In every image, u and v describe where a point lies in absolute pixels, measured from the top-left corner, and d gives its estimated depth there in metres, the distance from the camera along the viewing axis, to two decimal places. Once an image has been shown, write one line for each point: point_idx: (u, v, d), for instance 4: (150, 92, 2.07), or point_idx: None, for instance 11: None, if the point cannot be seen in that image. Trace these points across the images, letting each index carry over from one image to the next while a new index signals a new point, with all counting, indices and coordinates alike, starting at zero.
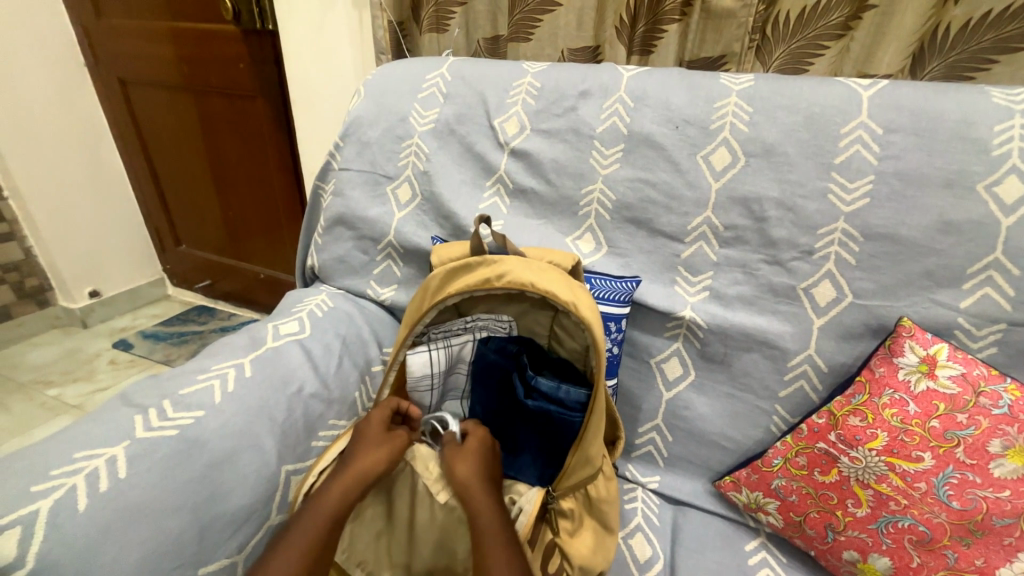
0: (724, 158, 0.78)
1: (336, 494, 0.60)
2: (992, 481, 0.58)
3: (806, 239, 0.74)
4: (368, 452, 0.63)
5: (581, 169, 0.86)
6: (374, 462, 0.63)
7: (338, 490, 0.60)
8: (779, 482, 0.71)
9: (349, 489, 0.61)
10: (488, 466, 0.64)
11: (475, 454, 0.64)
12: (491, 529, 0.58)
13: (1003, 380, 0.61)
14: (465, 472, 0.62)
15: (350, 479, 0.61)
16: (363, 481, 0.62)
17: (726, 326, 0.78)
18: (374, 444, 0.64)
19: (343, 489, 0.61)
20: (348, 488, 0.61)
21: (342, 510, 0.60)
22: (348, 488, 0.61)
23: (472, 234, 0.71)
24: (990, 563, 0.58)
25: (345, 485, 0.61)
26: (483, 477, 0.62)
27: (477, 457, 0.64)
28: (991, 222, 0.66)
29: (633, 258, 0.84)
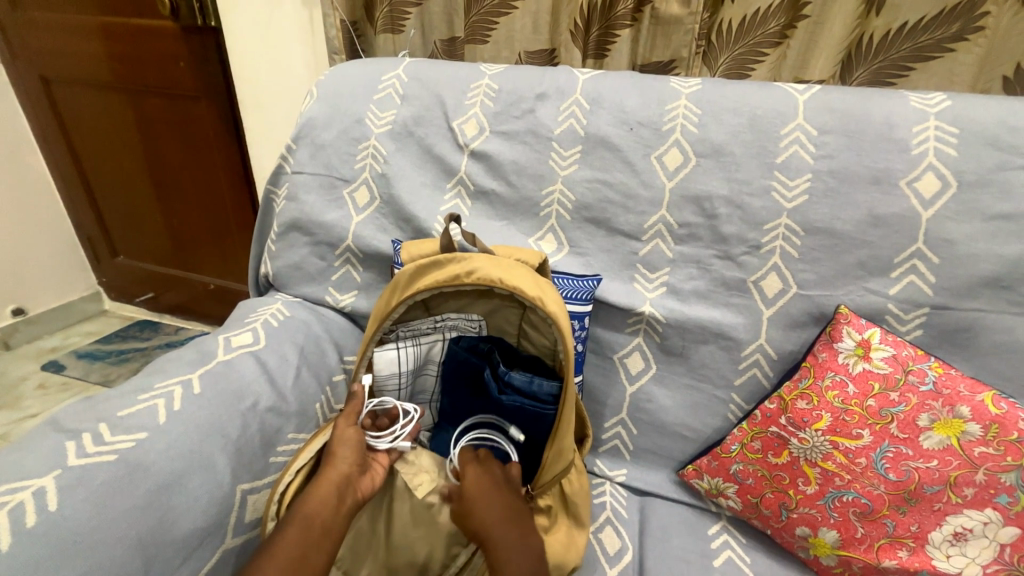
0: (676, 159, 0.82)
1: (316, 498, 0.57)
2: (923, 452, 0.63)
3: (754, 234, 0.78)
4: (342, 452, 0.62)
5: (540, 170, 0.87)
6: (347, 460, 0.61)
7: (317, 493, 0.58)
8: (737, 466, 0.75)
9: (328, 493, 0.58)
10: (484, 503, 0.60)
11: (463, 499, 0.61)
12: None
13: (928, 359, 0.66)
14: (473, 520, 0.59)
15: (323, 490, 0.58)
16: (341, 485, 0.59)
17: (683, 320, 0.81)
18: (342, 444, 0.62)
19: (326, 490, 0.58)
20: (330, 490, 0.58)
21: (327, 513, 0.57)
22: (327, 491, 0.58)
23: (443, 232, 0.70)
24: (923, 528, 0.63)
25: (325, 488, 0.58)
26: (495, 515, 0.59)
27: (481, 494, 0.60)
28: (913, 215, 0.72)
29: (593, 257, 0.86)
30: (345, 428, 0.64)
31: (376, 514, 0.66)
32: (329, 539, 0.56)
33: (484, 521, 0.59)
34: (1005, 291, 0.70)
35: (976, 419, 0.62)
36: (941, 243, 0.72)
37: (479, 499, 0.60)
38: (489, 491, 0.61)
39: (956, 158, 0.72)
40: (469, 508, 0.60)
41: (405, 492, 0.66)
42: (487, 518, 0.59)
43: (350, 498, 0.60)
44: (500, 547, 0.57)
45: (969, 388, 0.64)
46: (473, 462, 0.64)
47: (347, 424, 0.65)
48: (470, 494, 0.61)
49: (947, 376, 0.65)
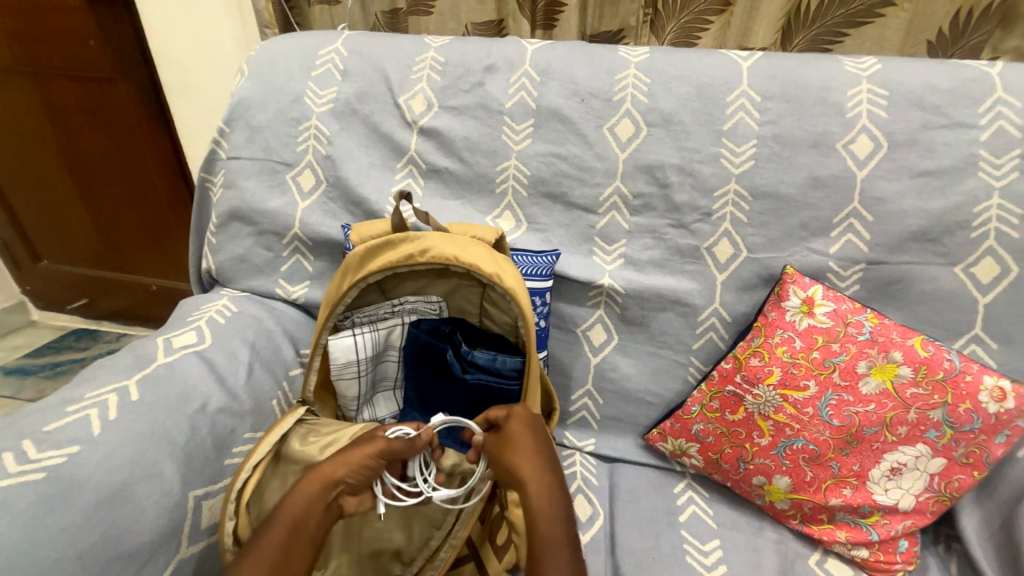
0: (628, 129, 0.82)
1: (302, 502, 0.54)
2: (863, 397, 0.68)
3: (705, 201, 0.80)
4: (343, 466, 0.56)
5: (492, 145, 0.85)
6: (349, 480, 0.56)
7: (302, 495, 0.54)
8: (698, 426, 0.78)
9: (314, 495, 0.54)
10: (523, 436, 0.56)
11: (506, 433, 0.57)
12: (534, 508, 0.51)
13: (864, 311, 0.71)
14: (520, 458, 0.54)
15: (304, 500, 0.54)
16: (329, 495, 0.55)
17: (641, 290, 0.82)
18: (345, 459, 0.57)
19: (313, 496, 0.54)
20: (321, 494, 0.55)
21: (313, 521, 0.53)
22: (310, 501, 0.54)
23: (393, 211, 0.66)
24: (864, 468, 0.68)
25: (313, 492, 0.54)
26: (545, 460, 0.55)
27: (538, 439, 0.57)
28: (849, 176, 0.76)
29: (552, 233, 0.85)
30: (361, 450, 0.57)
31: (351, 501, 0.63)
32: (312, 550, 0.53)
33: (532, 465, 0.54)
34: (930, 244, 0.75)
35: (906, 361, 0.67)
36: (874, 202, 0.76)
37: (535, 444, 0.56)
38: (526, 428, 0.57)
39: (886, 120, 0.76)
40: (518, 446, 0.55)
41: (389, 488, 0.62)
42: (534, 463, 0.54)
43: (333, 508, 0.56)
44: (527, 488, 0.52)
45: (900, 334, 0.69)
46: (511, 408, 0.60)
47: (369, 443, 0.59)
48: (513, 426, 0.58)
49: (881, 325, 0.69)
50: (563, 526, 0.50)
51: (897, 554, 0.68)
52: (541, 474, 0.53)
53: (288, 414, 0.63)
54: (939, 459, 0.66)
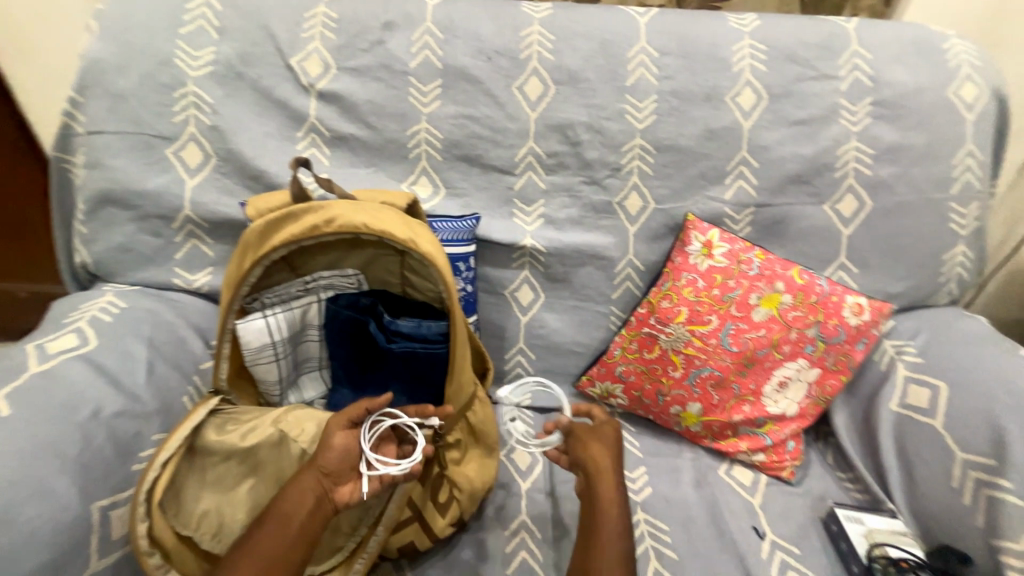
0: (536, 88, 0.82)
1: (292, 496, 0.53)
2: (755, 324, 0.77)
3: (614, 157, 0.83)
4: (328, 456, 0.54)
5: (400, 108, 0.81)
6: (326, 467, 0.54)
7: (294, 492, 0.53)
8: (621, 368, 0.85)
9: (304, 490, 0.53)
10: (614, 444, 0.67)
11: (603, 433, 0.68)
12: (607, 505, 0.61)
13: (753, 248, 0.79)
14: (600, 452, 0.65)
15: (294, 494, 0.53)
16: (319, 489, 0.54)
17: (561, 247, 0.85)
18: (327, 447, 0.55)
19: (301, 491, 0.53)
20: (308, 487, 0.53)
21: (301, 512, 0.52)
22: (301, 496, 0.53)
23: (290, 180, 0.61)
24: (759, 385, 0.78)
25: (302, 488, 0.53)
26: (617, 461, 0.66)
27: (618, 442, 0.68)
28: (737, 127, 0.83)
29: (471, 197, 0.84)
30: (336, 430, 0.56)
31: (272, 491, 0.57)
32: (306, 540, 0.52)
33: (609, 458, 0.65)
34: (805, 186, 0.85)
35: (788, 290, 0.77)
36: (758, 150, 0.84)
37: (614, 444, 0.67)
38: (616, 439, 0.68)
39: (766, 73, 0.83)
40: (598, 441, 0.67)
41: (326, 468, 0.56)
42: (610, 463, 0.64)
43: (326, 502, 0.54)
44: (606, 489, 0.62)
45: (782, 267, 0.78)
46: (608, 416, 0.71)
47: (339, 426, 0.57)
48: (608, 431, 0.68)
49: (767, 260, 0.78)
50: (622, 513, 0.61)
51: (787, 453, 0.79)
52: (611, 468, 0.64)
53: (199, 406, 0.58)
54: (816, 369, 0.78)
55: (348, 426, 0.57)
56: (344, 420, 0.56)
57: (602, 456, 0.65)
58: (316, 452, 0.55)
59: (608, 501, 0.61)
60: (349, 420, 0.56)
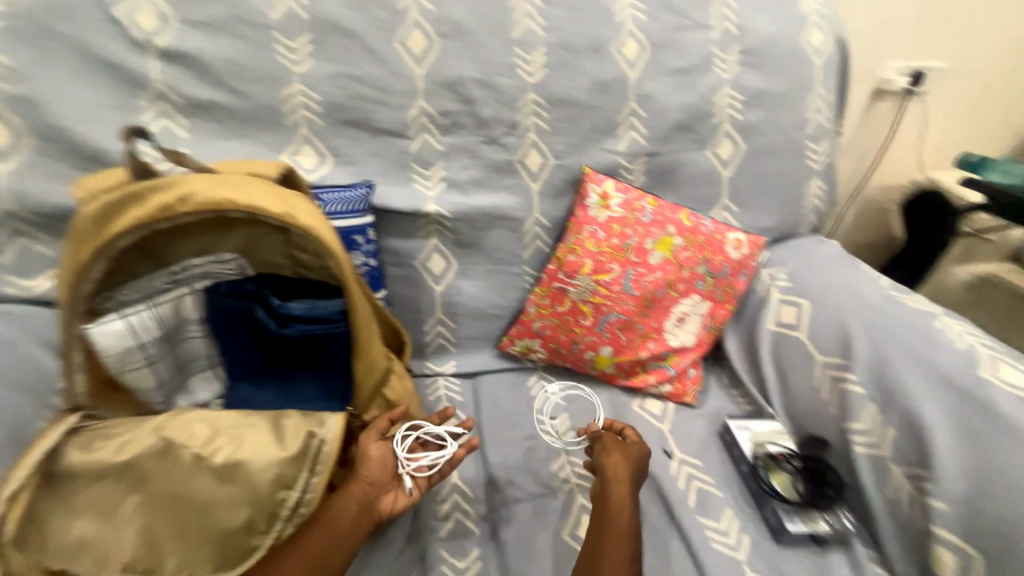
0: (420, 42, 0.77)
1: (339, 506, 0.55)
2: (652, 267, 0.82)
3: (509, 114, 0.82)
4: (370, 467, 0.59)
5: (266, 68, 0.72)
6: (371, 477, 0.58)
7: (339, 503, 0.56)
8: (537, 324, 0.87)
9: (349, 500, 0.56)
10: (639, 462, 0.67)
11: (629, 448, 0.68)
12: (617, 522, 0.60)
13: (645, 197, 0.84)
14: (621, 461, 0.66)
15: (347, 504, 0.56)
16: (364, 498, 0.58)
17: (467, 211, 0.83)
18: (366, 459, 0.59)
19: (348, 501, 0.56)
20: (354, 497, 0.57)
21: (347, 520, 0.55)
22: (348, 506, 0.56)
23: (126, 156, 0.52)
24: (661, 323, 0.85)
25: (349, 497, 0.56)
26: (636, 478, 0.66)
27: (642, 458, 0.68)
28: (624, 78, 0.85)
29: (364, 165, 0.79)
30: (372, 442, 0.60)
31: (163, 508, 0.49)
32: (351, 544, 0.55)
33: (629, 467, 0.66)
34: (689, 133, 0.90)
35: (678, 232, 0.83)
36: (646, 100, 0.87)
37: (637, 460, 0.67)
38: (643, 457, 0.68)
39: (646, 23, 0.85)
40: (621, 452, 0.67)
41: (233, 470, 0.51)
42: (627, 478, 0.64)
43: (371, 511, 0.58)
44: (619, 506, 0.61)
45: (672, 212, 0.84)
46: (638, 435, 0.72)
47: (372, 439, 0.61)
48: (635, 447, 0.69)
49: (658, 207, 0.84)
50: (632, 515, 0.61)
51: (689, 380, 0.88)
52: (627, 483, 0.63)
53: (53, 425, 0.51)
54: (707, 303, 0.86)
55: (380, 437, 0.61)
56: (376, 433, 0.61)
57: (621, 463, 0.66)
58: (359, 465, 0.59)
59: (618, 518, 0.60)
60: (379, 432, 0.61)
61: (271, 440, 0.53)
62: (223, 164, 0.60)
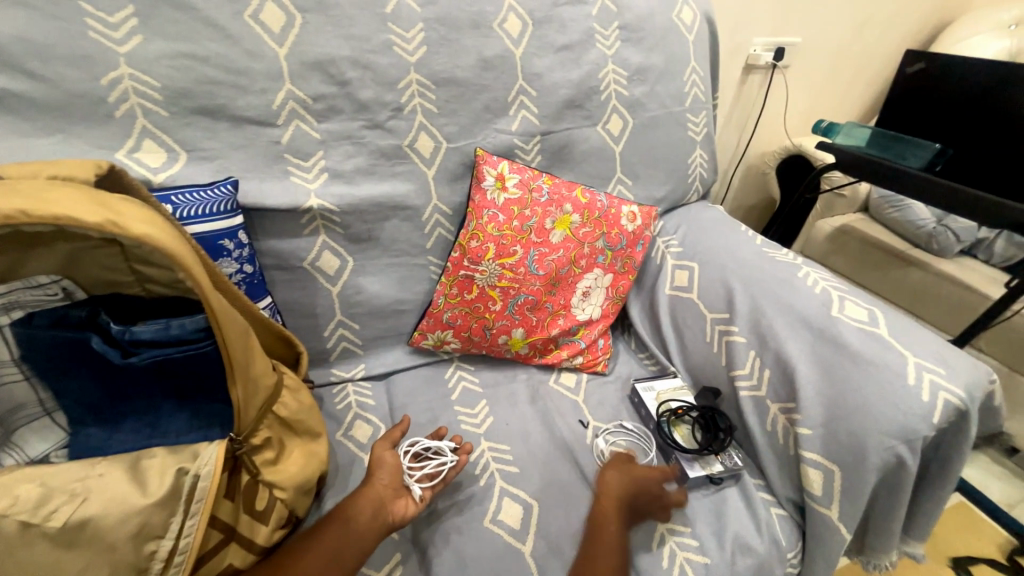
0: (277, 16, 0.68)
1: (354, 508, 0.61)
2: (554, 246, 0.83)
3: (392, 96, 0.77)
4: (380, 472, 0.66)
5: (77, 47, 0.59)
6: (383, 480, 0.65)
7: (355, 508, 0.61)
8: (447, 314, 0.85)
9: (364, 506, 0.61)
10: (632, 482, 0.72)
11: (626, 466, 0.74)
12: (599, 534, 0.66)
13: (541, 176, 0.84)
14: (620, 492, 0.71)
15: (361, 503, 0.61)
16: (375, 502, 0.62)
17: (356, 203, 0.77)
18: (380, 465, 0.67)
19: (364, 502, 0.62)
20: (368, 500, 0.62)
21: (361, 521, 0.60)
22: (361, 507, 0.61)
23: None
24: (568, 299, 0.87)
25: (365, 501, 0.62)
26: (628, 491, 0.71)
27: (641, 485, 0.72)
28: (510, 56, 0.83)
29: (226, 159, 0.70)
30: (385, 451, 0.69)
31: None
32: (363, 545, 0.58)
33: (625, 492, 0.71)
34: (579, 110, 0.91)
35: (575, 210, 0.84)
36: (534, 78, 0.86)
37: (634, 492, 0.71)
38: (642, 478, 0.73)
39: None
40: (617, 471, 0.73)
41: (80, 531, 0.44)
42: (610, 488, 0.71)
43: (384, 516, 0.62)
44: (604, 519, 0.68)
45: (567, 190, 0.85)
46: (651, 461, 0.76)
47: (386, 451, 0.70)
48: (634, 466, 0.74)
49: (554, 186, 0.85)
50: (617, 526, 0.67)
51: (599, 350, 0.91)
52: (611, 499, 0.70)
53: None
54: (609, 275, 0.89)
55: (392, 448, 0.70)
56: (388, 443, 0.70)
57: (616, 486, 0.71)
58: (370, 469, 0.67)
59: (603, 530, 0.66)
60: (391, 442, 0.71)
61: (131, 487, 0.46)
62: (14, 166, 0.49)
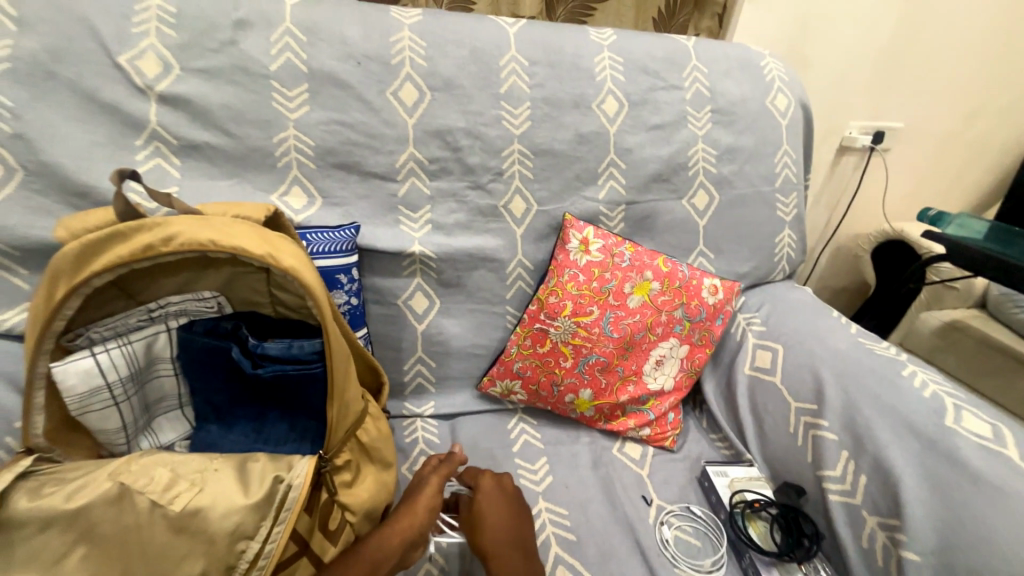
0: (412, 94, 0.81)
1: (385, 542, 0.59)
2: (631, 310, 0.84)
3: (495, 162, 0.86)
4: (423, 507, 0.63)
5: (263, 113, 0.75)
6: (423, 523, 0.62)
7: (385, 541, 0.59)
8: (518, 364, 0.87)
9: (395, 541, 0.59)
10: (494, 516, 0.65)
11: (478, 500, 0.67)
12: None
13: (623, 243, 0.87)
14: (488, 492, 0.68)
15: (395, 537, 0.60)
16: (407, 541, 0.60)
17: (451, 252, 0.85)
18: (426, 501, 0.64)
19: (397, 541, 0.59)
20: (399, 540, 0.60)
21: (389, 563, 0.58)
22: (394, 544, 0.59)
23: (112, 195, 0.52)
24: (640, 366, 0.86)
25: (394, 538, 0.60)
26: (499, 524, 0.65)
27: (498, 513, 0.66)
28: (605, 132, 0.90)
29: (352, 206, 0.81)
30: (436, 489, 0.66)
31: (115, 561, 0.47)
32: None
33: (488, 494, 0.68)
34: (665, 183, 0.95)
35: (655, 278, 0.86)
36: (625, 152, 0.92)
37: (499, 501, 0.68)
38: (497, 506, 0.67)
39: (624, 83, 0.91)
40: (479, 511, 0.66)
41: (192, 518, 0.49)
42: (488, 528, 0.64)
43: (406, 558, 0.60)
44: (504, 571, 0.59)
45: (649, 258, 0.87)
46: (486, 481, 0.70)
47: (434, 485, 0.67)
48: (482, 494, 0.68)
49: (636, 252, 0.87)
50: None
51: (668, 424, 0.88)
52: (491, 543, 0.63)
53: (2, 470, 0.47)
54: (685, 346, 0.87)
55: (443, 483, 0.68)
56: (440, 479, 0.67)
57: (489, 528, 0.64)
58: (415, 494, 0.65)
59: None
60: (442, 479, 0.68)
61: (237, 487, 0.51)
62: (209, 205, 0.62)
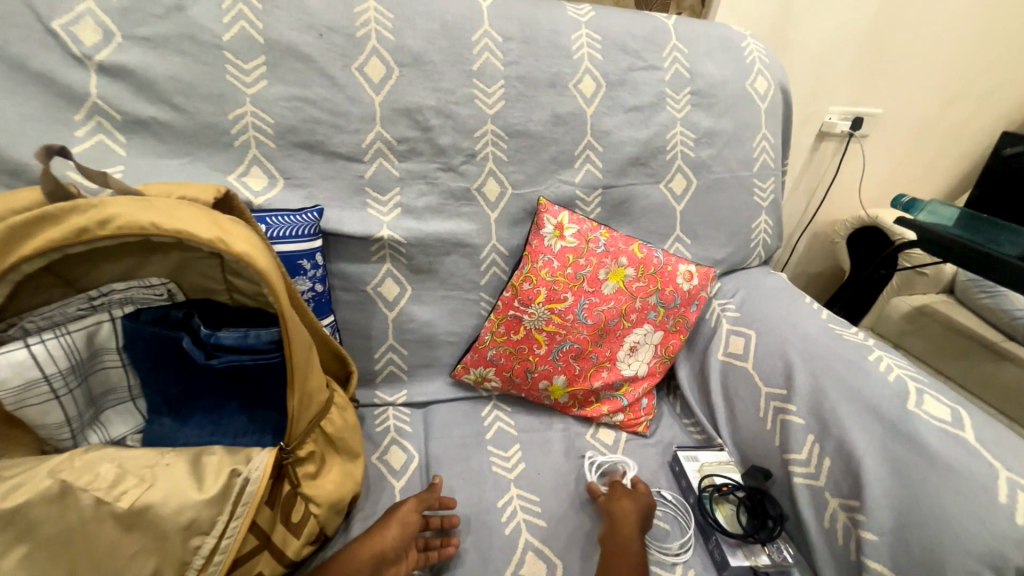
0: (379, 69, 0.77)
1: (353, 561, 0.60)
2: (605, 297, 0.84)
3: (467, 143, 0.83)
4: (392, 527, 0.64)
5: (216, 87, 0.70)
6: (391, 542, 0.62)
7: (354, 560, 0.60)
8: (492, 351, 0.86)
9: (363, 560, 0.60)
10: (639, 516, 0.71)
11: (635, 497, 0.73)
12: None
13: (599, 228, 0.86)
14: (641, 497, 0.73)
15: (360, 554, 0.60)
16: (376, 558, 0.61)
17: (423, 237, 0.82)
18: (399, 521, 0.64)
19: (363, 557, 0.60)
20: (366, 558, 0.60)
21: None
22: (361, 561, 0.60)
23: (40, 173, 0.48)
24: (614, 352, 0.86)
25: (362, 557, 0.60)
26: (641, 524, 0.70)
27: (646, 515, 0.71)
28: (581, 113, 0.88)
29: (316, 187, 0.77)
30: (410, 511, 0.66)
31: (59, 561, 0.45)
32: None
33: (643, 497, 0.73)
34: (643, 167, 0.93)
35: (630, 263, 0.85)
36: (602, 135, 0.89)
37: (645, 506, 0.72)
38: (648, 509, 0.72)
39: (602, 62, 0.88)
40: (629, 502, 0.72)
41: (141, 515, 0.47)
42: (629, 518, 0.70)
43: None
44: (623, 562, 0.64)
45: (625, 243, 0.86)
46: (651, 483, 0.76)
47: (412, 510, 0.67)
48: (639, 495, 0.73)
49: (611, 238, 0.86)
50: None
51: (642, 410, 0.88)
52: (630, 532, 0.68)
53: None
54: (659, 332, 0.87)
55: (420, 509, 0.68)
56: (419, 503, 0.68)
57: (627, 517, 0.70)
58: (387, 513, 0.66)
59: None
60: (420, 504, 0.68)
61: (189, 481, 0.49)
62: (153, 185, 0.58)
